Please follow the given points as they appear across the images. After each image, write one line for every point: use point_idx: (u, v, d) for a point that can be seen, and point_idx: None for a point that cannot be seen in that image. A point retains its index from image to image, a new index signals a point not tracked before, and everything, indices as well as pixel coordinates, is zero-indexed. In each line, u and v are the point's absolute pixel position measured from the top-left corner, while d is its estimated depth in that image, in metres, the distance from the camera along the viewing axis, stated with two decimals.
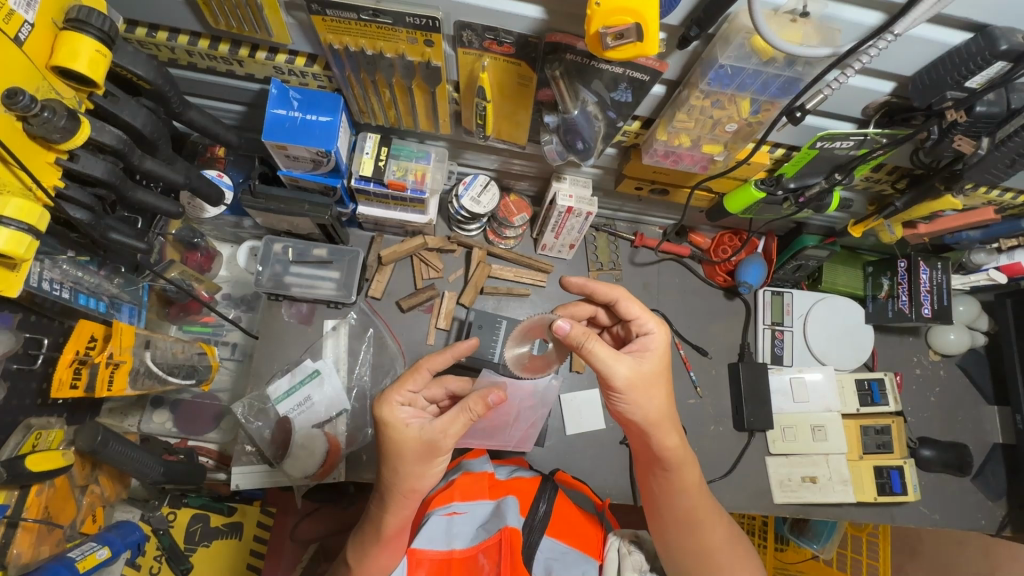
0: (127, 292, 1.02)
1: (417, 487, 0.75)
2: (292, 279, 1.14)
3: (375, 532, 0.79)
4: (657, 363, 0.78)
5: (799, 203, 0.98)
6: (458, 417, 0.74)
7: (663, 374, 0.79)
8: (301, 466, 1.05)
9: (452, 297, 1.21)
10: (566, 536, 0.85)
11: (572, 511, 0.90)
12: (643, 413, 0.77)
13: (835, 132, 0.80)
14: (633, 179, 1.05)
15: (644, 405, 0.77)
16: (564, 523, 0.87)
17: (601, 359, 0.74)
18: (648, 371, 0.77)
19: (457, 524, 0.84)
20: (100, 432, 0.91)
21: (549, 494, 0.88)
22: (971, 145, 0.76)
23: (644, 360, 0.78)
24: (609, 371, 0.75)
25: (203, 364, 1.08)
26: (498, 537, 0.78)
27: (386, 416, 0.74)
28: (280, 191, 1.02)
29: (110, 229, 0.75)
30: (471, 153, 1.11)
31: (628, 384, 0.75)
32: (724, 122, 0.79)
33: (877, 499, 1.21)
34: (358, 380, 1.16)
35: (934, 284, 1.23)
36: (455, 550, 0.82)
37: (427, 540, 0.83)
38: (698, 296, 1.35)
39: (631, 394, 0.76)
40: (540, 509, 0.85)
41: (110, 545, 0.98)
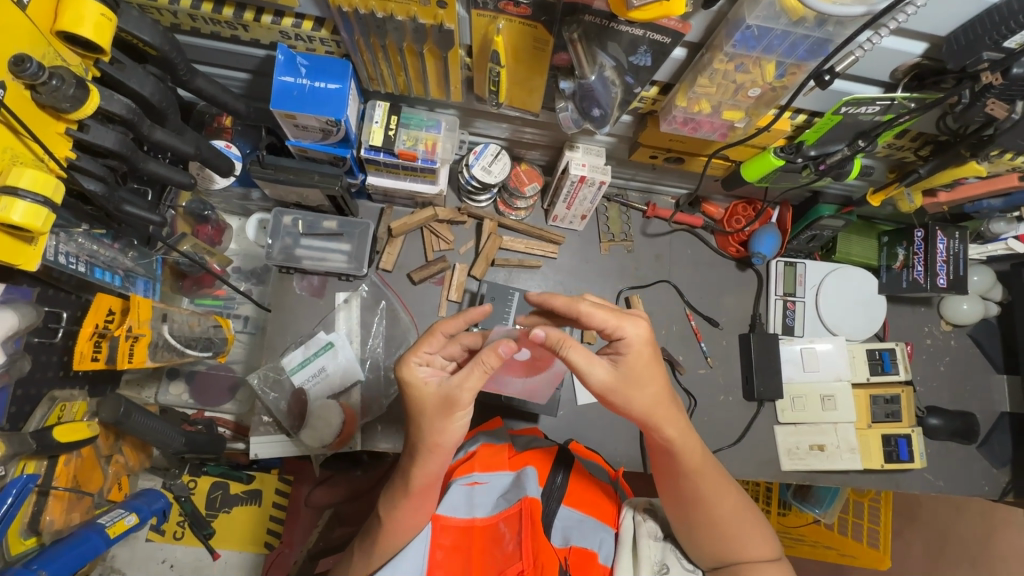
0: (142, 265, 1.02)
1: (439, 442, 0.77)
2: (303, 251, 1.13)
3: (401, 485, 0.80)
4: (640, 354, 0.75)
5: (819, 171, 0.95)
6: (472, 371, 0.74)
7: (647, 367, 0.76)
8: (318, 435, 1.06)
9: (463, 269, 1.21)
10: (583, 505, 0.88)
11: (589, 481, 0.93)
12: (632, 405, 0.77)
13: (861, 97, 0.78)
14: (648, 147, 1.03)
15: (629, 400, 0.77)
16: (580, 493, 0.90)
17: (576, 365, 0.76)
18: (627, 367, 0.75)
19: (478, 494, 0.87)
20: (123, 404, 0.91)
21: (566, 464, 0.90)
22: (1004, 109, 0.72)
23: (625, 356, 0.76)
24: (585, 373, 0.76)
25: (219, 337, 1.09)
26: (518, 507, 0.80)
27: (405, 376, 0.77)
28: (289, 162, 1.00)
29: (124, 202, 0.74)
30: (482, 120, 1.09)
31: (604, 386, 0.76)
32: (747, 87, 0.76)
33: (883, 466, 1.23)
34: (371, 351, 1.17)
35: (951, 254, 1.20)
36: (476, 518, 0.84)
37: (450, 509, 0.86)
38: (711, 267, 1.34)
39: (615, 394, 0.77)
40: (557, 479, 0.87)
41: (137, 511, 0.98)
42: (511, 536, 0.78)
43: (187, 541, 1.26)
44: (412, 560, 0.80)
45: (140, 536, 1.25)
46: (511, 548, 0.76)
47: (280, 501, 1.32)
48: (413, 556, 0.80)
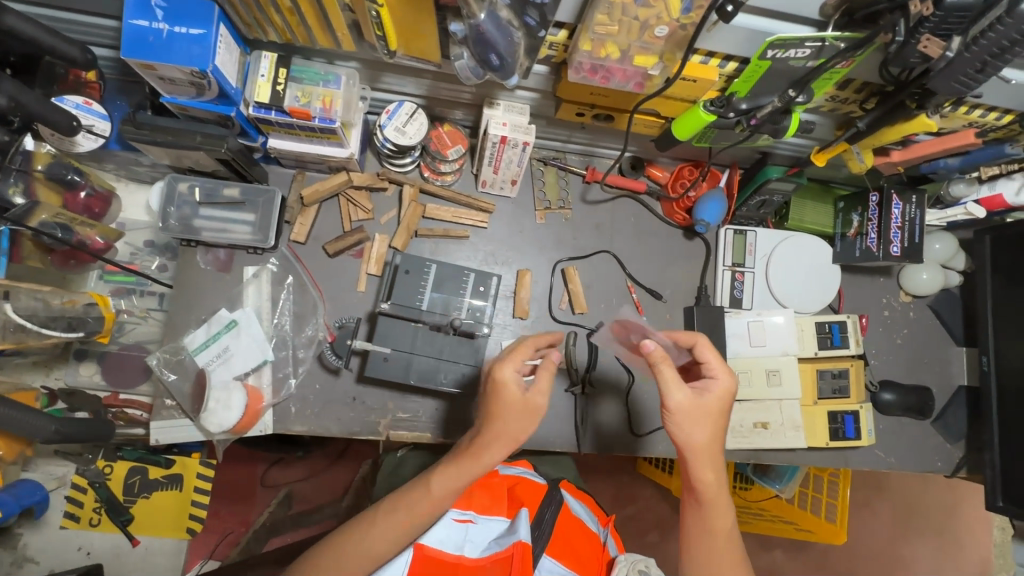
0: None
1: (518, 438, 0.81)
2: (202, 223, 1.04)
3: (468, 461, 0.82)
4: (713, 400, 0.86)
5: (751, 126, 0.86)
6: (544, 374, 0.83)
7: (716, 414, 0.86)
8: (217, 420, 0.99)
9: (383, 241, 1.12)
10: (563, 558, 0.87)
11: (577, 528, 0.93)
12: (691, 442, 0.85)
13: (785, 38, 0.68)
14: (571, 102, 0.93)
15: (690, 431, 0.85)
16: (564, 544, 0.89)
17: (664, 381, 0.85)
18: (706, 404, 0.85)
19: (471, 533, 0.88)
20: None
21: (556, 505, 0.91)
22: (939, 46, 0.63)
23: (703, 395, 0.86)
24: (666, 392, 0.84)
25: (93, 315, 1.04)
26: (509, 551, 0.81)
27: (501, 376, 0.81)
28: (168, 121, 0.90)
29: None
30: (391, 75, 0.98)
31: (678, 407, 0.84)
32: (652, 25, 0.67)
33: (828, 443, 1.17)
34: (278, 329, 1.08)
35: (906, 220, 1.13)
36: (463, 556, 0.85)
37: (439, 542, 0.85)
38: (656, 237, 1.26)
39: (681, 422, 0.85)
40: (546, 517, 0.89)
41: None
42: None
43: (104, 528, 1.21)
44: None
45: (54, 523, 1.20)
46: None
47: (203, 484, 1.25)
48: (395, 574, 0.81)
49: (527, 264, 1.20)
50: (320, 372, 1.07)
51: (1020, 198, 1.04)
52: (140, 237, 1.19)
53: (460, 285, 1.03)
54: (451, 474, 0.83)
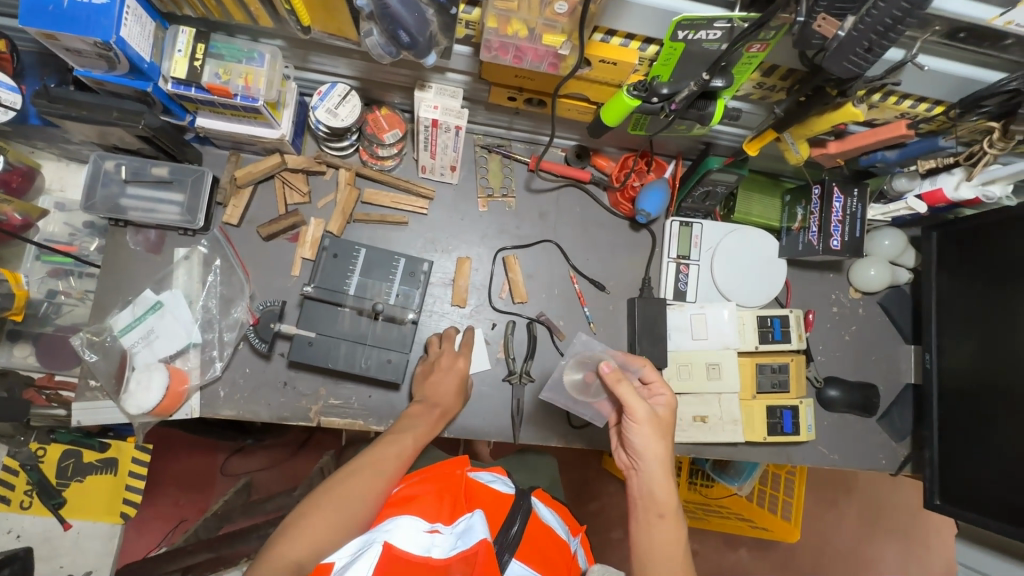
0: None
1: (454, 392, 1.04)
2: (129, 202, 1.03)
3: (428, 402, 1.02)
4: (667, 414, 0.93)
5: (672, 112, 0.84)
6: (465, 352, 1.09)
7: (668, 428, 0.93)
8: (137, 401, 0.97)
9: (319, 225, 1.11)
10: (533, 562, 0.78)
11: (548, 534, 0.84)
12: (651, 450, 0.90)
13: (693, 18, 0.67)
14: (499, 85, 0.92)
15: (653, 444, 0.89)
16: (534, 548, 0.80)
17: (629, 396, 0.90)
18: (663, 414, 0.92)
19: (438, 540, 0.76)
20: None
21: (523, 513, 0.83)
22: (834, 26, 0.61)
23: (659, 407, 0.92)
24: (632, 405, 0.89)
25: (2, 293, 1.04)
26: (475, 548, 0.70)
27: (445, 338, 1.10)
28: (83, 95, 0.88)
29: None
30: (319, 55, 0.96)
31: (647, 420, 0.89)
32: (551, 1, 0.65)
33: (767, 438, 1.16)
34: (205, 311, 1.06)
35: (847, 213, 1.10)
36: (429, 557, 0.72)
37: (404, 541, 0.73)
38: (602, 227, 1.25)
39: (645, 432, 0.89)
40: (512, 530, 0.81)
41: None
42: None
43: (35, 511, 1.19)
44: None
45: None
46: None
47: (139, 469, 1.24)
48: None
49: (469, 252, 1.19)
50: (249, 356, 1.06)
51: (959, 193, 1.03)
52: (78, 218, 1.19)
53: (390, 271, 1.02)
54: (414, 426, 0.98)
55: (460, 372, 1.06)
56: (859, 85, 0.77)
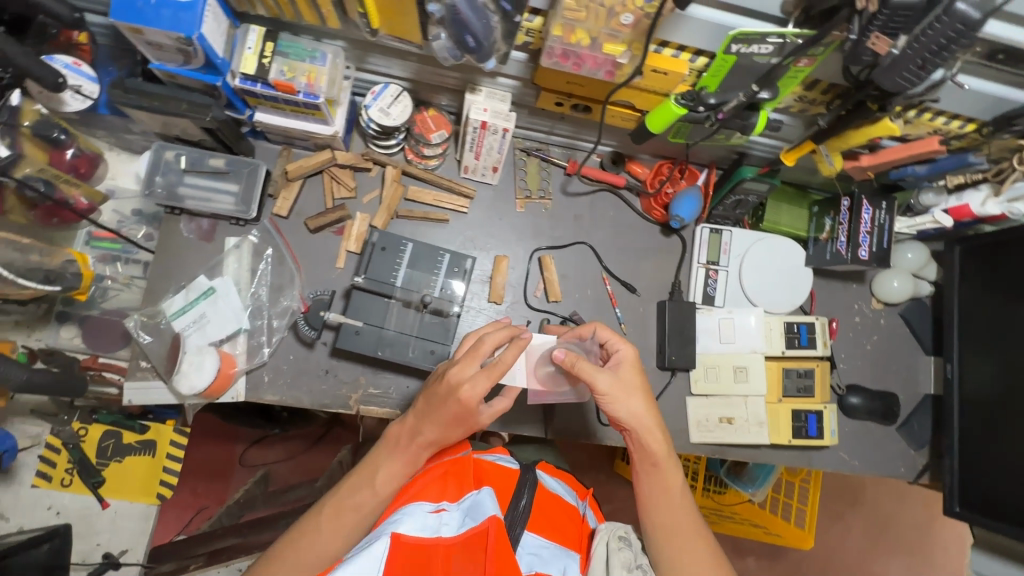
0: None
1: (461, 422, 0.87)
2: (187, 190, 1.07)
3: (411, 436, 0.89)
4: (631, 373, 0.93)
5: (718, 121, 0.88)
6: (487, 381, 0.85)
7: (641, 381, 0.94)
8: (189, 382, 1.01)
9: (364, 220, 1.15)
10: (545, 531, 0.86)
11: (556, 504, 0.92)
12: (626, 414, 0.91)
13: (748, 32, 0.71)
14: (549, 90, 0.96)
15: (629, 407, 0.91)
16: (545, 519, 0.88)
17: (588, 373, 0.90)
18: (626, 377, 0.93)
19: (445, 518, 0.81)
20: None
21: (531, 486, 0.89)
22: (886, 45, 0.65)
23: (620, 370, 0.93)
24: (593, 379, 0.90)
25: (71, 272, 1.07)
26: (484, 526, 0.76)
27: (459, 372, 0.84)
28: (155, 87, 0.92)
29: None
30: (377, 56, 1.01)
31: (611, 388, 0.91)
32: (618, 12, 0.69)
33: (791, 441, 1.19)
34: (254, 298, 1.10)
35: (875, 224, 1.14)
36: (439, 538, 0.77)
37: (414, 527, 0.77)
38: (634, 232, 1.28)
39: (614, 400, 0.91)
40: (520, 503, 0.86)
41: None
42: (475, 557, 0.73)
43: (75, 489, 1.22)
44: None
45: (26, 482, 1.21)
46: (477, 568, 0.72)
47: (176, 452, 1.27)
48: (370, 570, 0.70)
49: (505, 251, 1.23)
50: (294, 344, 1.09)
51: (985, 208, 1.07)
52: (128, 206, 1.21)
53: (435, 265, 1.07)
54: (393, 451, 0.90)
55: (456, 403, 0.84)
56: (899, 101, 0.80)
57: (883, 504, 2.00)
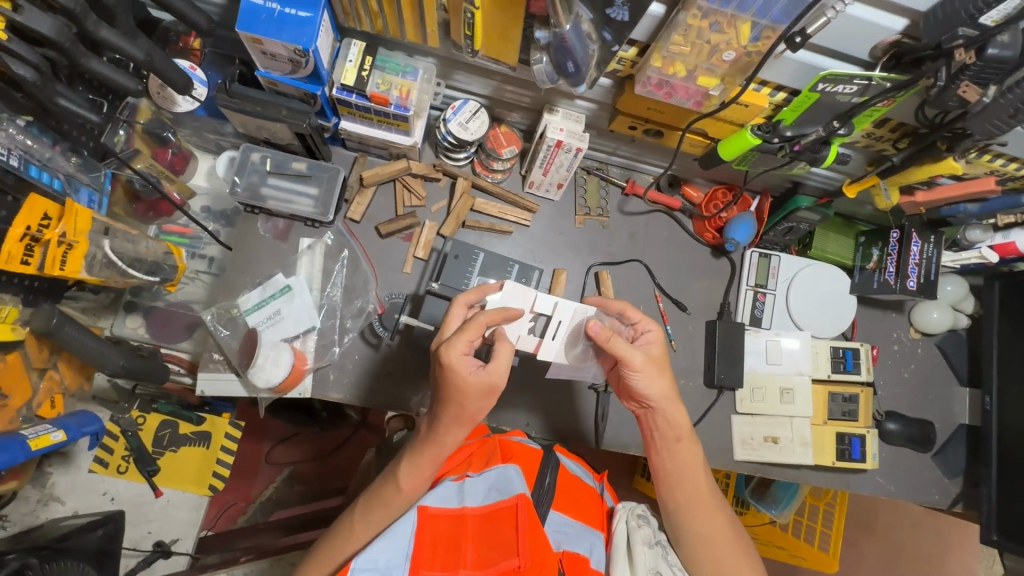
0: (86, 175, 0.96)
1: (475, 416, 0.85)
2: (269, 191, 1.11)
3: (435, 450, 0.86)
4: (660, 351, 0.92)
5: (793, 152, 0.93)
6: (502, 353, 0.84)
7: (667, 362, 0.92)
8: (265, 375, 1.03)
9: (433, 228, 1.19)
10: (570, 511, 0.88)
11: (575, 486, 0.93)
12: (655, 391, 0.89)
13: (839, 73, 0.76)
14: (627, 115, 1.00)
15: (654, 384, 0.89)
16: (568, 499, 0.90)
17: (620, 347, 0.87)
18: (656, 354, 0.91)
19: (469, 486, 0.84)
20: (56, 315, 0.89)
21: (554, 466, 0.90)
22: (976, 92, 0.72)
23: (651, 348, 0.91)
24: (627, 354, 0.87)
25: (168, 264, 1.05)
26: (513, 503, 0.77)
27: (451, 361, 0.81)
28: (256, 93, 0.97)
29: (59, 95, 0.74)
30: (462, 74, 1.05)
31: (642, 365, 0.88)
32: (722, 49, 0.75)
33: (835, 463, 1.22)
34: (328, 298, 1.14)
35: (924, 257, 1.20)
36: (463, 507, 0.81)
37: (439, 499, 0.83)
38: (686, 252, 1.32)
39: (647, 375, 0.88)
40: (546, 481, 0.88)
41: (64, 430, 0.99)
42: (503, 528, 0.75)
43: (130, 476, 1.24)
44: (399, 546, 0.74)
45: (83, 466, 1.23)
46: (507, 541, 0.74)
47: (229, 444, 1.30)
48: (400, 541, 0.75)
49: (563, 264, 1.27)
50: (361, 344, 1.13)
51: None
52: (199, 203, 1.22)
53: (505, 275, 1.12)
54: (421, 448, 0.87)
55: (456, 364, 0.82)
56: (969, 143, 0.85)
57: (895, 531, 1.80)
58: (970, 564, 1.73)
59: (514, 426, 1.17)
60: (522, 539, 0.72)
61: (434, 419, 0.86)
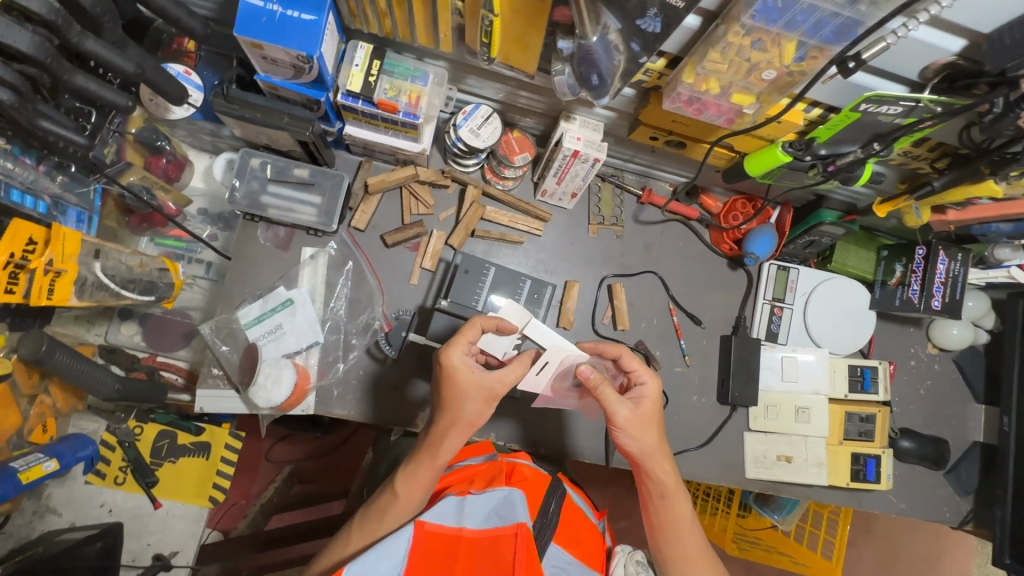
0: (74, 193, 0.93)
1: (474, 420, 0.84)
2: (270, 199, 1.06)
3: (431, 455, 0.84)
4: (652, 407, 0.88)
5: (827, 172, 0.87)
6: (514, 368, 0.86)
7: (659, 417, 0.89)
8: (266, 394, 0.99)
9: (441, 237, 1.13)
10: (571, 547, 0.83)
11: (578, 518, 0.89)
12: (639, 447, 0.87)
13: (886, 94, 0.70)
14: (649, 126, 0.94)
15: (642, 440, 0.86)
16: (570, 532, 0.85)
17: (607, 401, 0.85)
18: (646, 411, 0.87)
19: (470, 506, 0.79)
20: (45, 342, 0.92)
21: (560, 495, 0.87)
22: None
23: (642, 404, 0.87)
24: (612, 409, 0.85)
25: (163, 281, 1.03)
26: (513, 531, 0.72)
27: (450, 361, 0.82)
28: (257, 98, 0.91)
29: (41, 116, 0.71)
30: (475, 78, 0.99)
31: (627, 423, 0.85)
32: (761, 68, 0.70)
33: (849, 484, 1.20)
34: (332, 313, 1.10)
35: (949, 276, 1.16)
36: (462, 529, 0.75)
37: (437, 515, 0.77)
38: (701, 263, 1.27)
39: (629, 432, 0.86)
40: (551, 507, 0.84)
41: (58, 458, 1.05)
42: (501, 557, 0.70)
43: (128, 488, 1.21)
44: (391, 561, 0.70)
45: (80, 478, 1.20)
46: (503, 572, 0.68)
47: (230, 455, 1.27)
48: (394, 556, 0.70)
49: (575, 276, 1.22)
50: (366, 360, 1.08)
51: None
52: (196, 205, 1.17)
53: (517, 290, 1.09)
54: (418, 457, 0.85)
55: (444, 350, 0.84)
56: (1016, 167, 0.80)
57: (894, 534, 1.77)
58: (965, 565, 1.73)
59: (523, 443, 1.13)
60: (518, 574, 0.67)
61: (434, 421, 0.85)
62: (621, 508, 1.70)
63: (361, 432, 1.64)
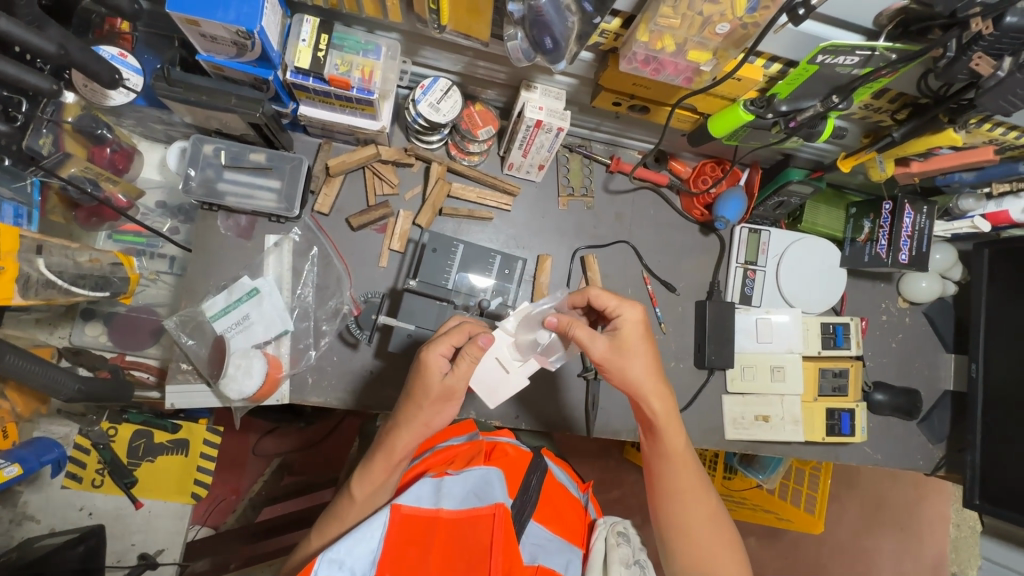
0: (12, 188, 0.89)
1: (430, 423, 0.83)
2: (226, 186, 1.03)
3: (383, 456, 0.83)
4: (635, 340, 0.84)
5: (788, 128, 0.86)
6: (463, 363, 0.81)
7: (646, 348, 0.84)
8: (237, 386, 0.97)
9: (408, 217, 1.11)
10: (551, 523, 0.84)
11: (558, 493, 0.90)
12: (623, 378, 0.85)
13: (840, 44, 0.69)
14: (611, 92, 0.92)
15: (626, 373, 0.84)
16: (550, 509, 0.86)
17: (581, 340, 0.84)
18: (627, 345, 0.84)
19: (447, 486, 0.78)
20: None
21: (541, 472, 0.87)
22: (989, 65, 0.69)
23: (623, 338, 0.84)
24: (586, 344, 0.84)
25: (118, 276, 1.02)
26: (490, 511, 0.71)
27: (427, 357, 0.81)
28: (201, 80, 0.87)
29: None
30: (430, 49, 0.96)
31: (604, 359, 0.84)
32: (715, 21, 0.69)
33: (825, 438, 1.23)
34: (301, 300, 1.08)
35: (916, 229, 1.16)
36: (439, 510, 0.74)
37: (413, 498, 0.76)
38: (673, 229, 1.27)
39: (611, 369, 0.85)
40: (532, 484, 0.84)
41: (20, 462, 1.03)
42: (478, 537, 0.70)
43: (106, 490, 1.19)
44: (366, 546, 0.69)
45: (55, 483, 1.18)
46: (480, 553, 0.68)
47: (209, 451, 1.25)
48: (370, 541, 0.70)
49: (547, 249, 1.21)
50: (339, 345, 1.07)
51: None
52: (154, 198, 1.13)
53: (487, 267, 1.07)
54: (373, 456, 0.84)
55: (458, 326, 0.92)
56: (973, 112, 0.80)
57: (874, 485, 1.82)
58: (944, 510, 1.84)
59: (503, 420, 1.12)
60: (495, 553, 0.67)
61: (390, 419, 0.86)
62: (610, 479, 1.72)
63: (347, 421, 1.62)
